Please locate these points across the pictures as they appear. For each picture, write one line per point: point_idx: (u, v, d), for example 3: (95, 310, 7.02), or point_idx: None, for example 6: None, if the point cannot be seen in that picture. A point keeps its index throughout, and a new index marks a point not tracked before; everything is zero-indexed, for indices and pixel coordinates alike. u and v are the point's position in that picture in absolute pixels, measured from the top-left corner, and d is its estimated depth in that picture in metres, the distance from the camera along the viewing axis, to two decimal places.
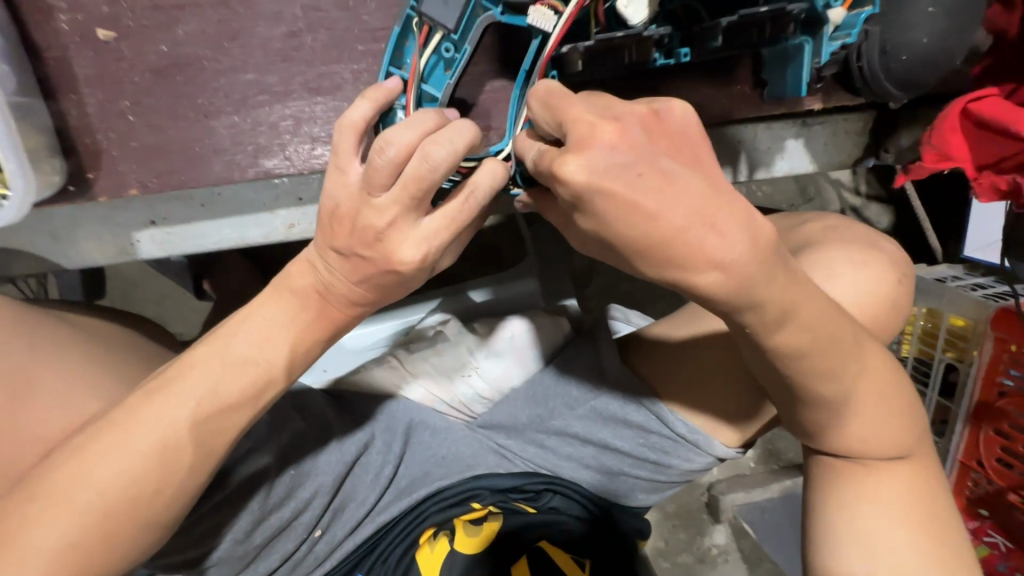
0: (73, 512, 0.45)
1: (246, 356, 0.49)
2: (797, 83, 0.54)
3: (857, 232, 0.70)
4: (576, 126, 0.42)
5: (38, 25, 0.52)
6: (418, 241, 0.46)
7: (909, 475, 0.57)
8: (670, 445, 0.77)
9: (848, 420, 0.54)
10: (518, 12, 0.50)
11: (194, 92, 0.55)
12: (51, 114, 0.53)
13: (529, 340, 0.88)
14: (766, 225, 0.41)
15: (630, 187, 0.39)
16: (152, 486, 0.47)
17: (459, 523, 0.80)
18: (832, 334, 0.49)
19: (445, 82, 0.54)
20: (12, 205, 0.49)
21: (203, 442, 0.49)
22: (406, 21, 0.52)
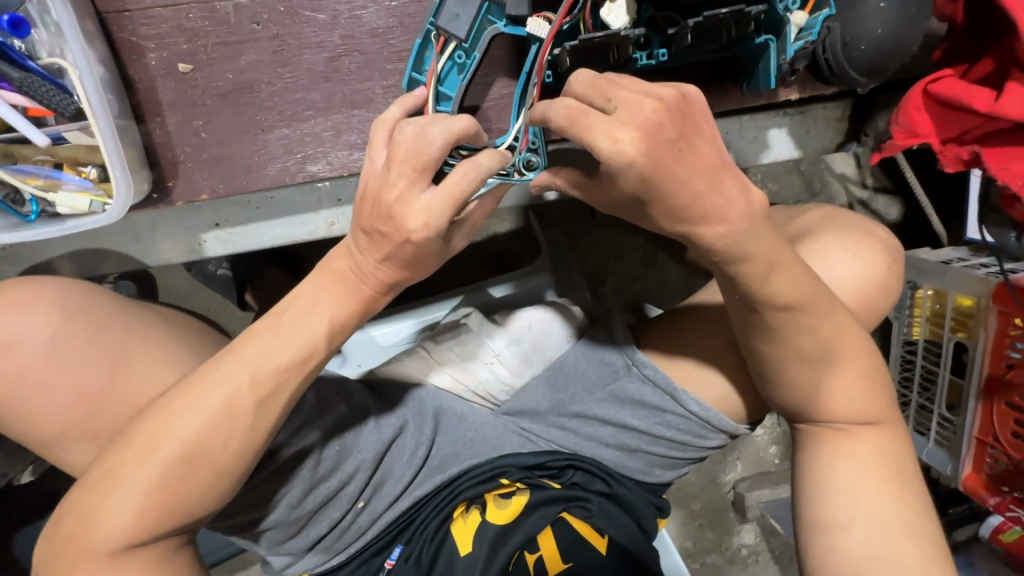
0: (157, 456, 0.54)
1: (298, 330, 0.57)
2: (768, 75, 0.62)
3: (850, 220, 0.76)
4: (625, 101, 0.45)
5: (130, 60, 0.62)
6: (427, 206, 0.52)
7: (879, 434, 0.70)
8: (685, 423, 0.84)
9: (823, 368, 0.66)
10: (518, 24, 0.61)
11: (253, 111, 0.65)
12: (141, 134, 0.64)
13: (546, 326, 0.96)
14: (756, 192, 0.51)
15: (672, 160, 0.45)
16: (222, 438, 0.55)
17: (489, 497, 0.85)
18: (811, 289, 0.60)
19: (458, 83, 0.63)
20: (115, 207, 0.60)
21: (263, 403, 0.56)
22: (425, 34, 0.62)
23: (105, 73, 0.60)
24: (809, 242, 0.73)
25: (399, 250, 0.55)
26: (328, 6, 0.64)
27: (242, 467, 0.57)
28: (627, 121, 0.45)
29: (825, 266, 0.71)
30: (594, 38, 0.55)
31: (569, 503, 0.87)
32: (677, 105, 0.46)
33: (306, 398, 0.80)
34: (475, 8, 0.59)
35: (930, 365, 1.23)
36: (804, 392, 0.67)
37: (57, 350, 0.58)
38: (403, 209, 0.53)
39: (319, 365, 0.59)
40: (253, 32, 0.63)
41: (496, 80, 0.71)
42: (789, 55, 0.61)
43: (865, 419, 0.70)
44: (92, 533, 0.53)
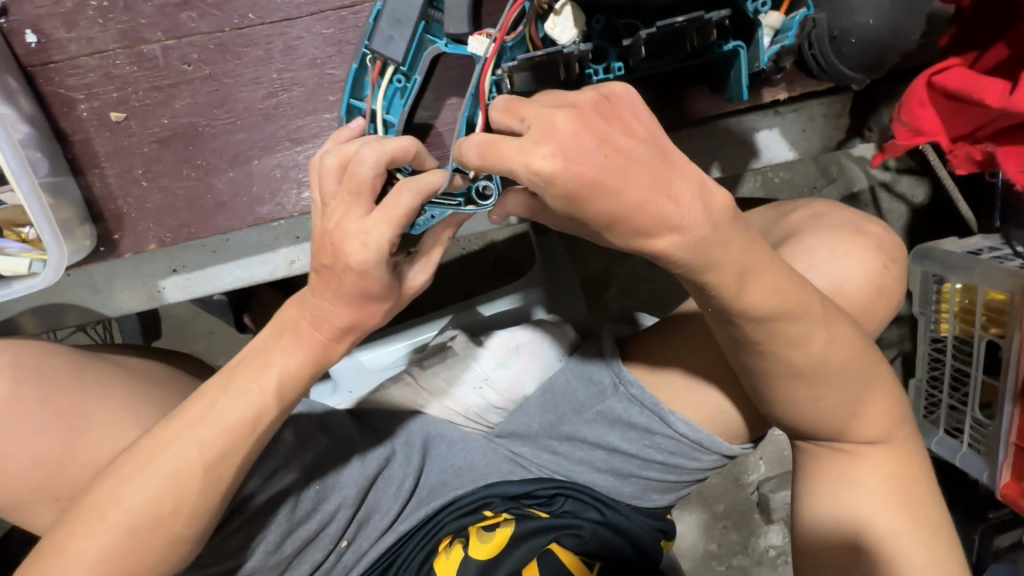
0: (109, 526, 0.55)
1: (245, 390, 0.57)
2: (739, 86, 0.57)
3: (845, 218, 0.68)
4: (536, 120, 0.42)
5: (63, 114, 0.62)
6: (361, 234, 0.49)
7: (889, 453, 0.63)
8: (677, 446, 0.78)
9: (824, 387, 0.59)
10: (461, 43, 0.58)
11: (194, 154, 0.65)
12: (80, 188, 0.64)
13: (534, 347, 0.92)
14: (720, 192, 0.44)
15: (598, 172, 0.40)
16: (171, 503, 0.56)
17: (473, 530, 0.83)
18: (793, 292, 0.52)
19: (402, 108, 0.60)
20: (50, 269, 0.59)
21: (210, 467, 0.57)
22: (360, 59, 0.59)
23: (29, 131, 0.59)
24: (791, 245, 0.66)
25: (346, 284, 0.52)
26: (260, 41, 0.63)
27: (195, 530, 0.58)
28: (539, 140, 0.41)
29: (812, 268, 0.63)
30: (535, 57, 0.52)
31: (559, 532, 0.82)
32: (594, 109, 0.42)
33: (284, 435, 0.79)
34: (410, 29, 0.57)
35: (961, 363, 1.13)
36: (800, 409, 0.60)
37: (14, 419, 0.60)
38: (342, 234, 0.50)
39: (269, 427, 0.58)
40: (184, 74, 0.63)
41: (449, 100, 0.67)
42: (763, 63, 0.56)
43: (869, 438, 0.62)
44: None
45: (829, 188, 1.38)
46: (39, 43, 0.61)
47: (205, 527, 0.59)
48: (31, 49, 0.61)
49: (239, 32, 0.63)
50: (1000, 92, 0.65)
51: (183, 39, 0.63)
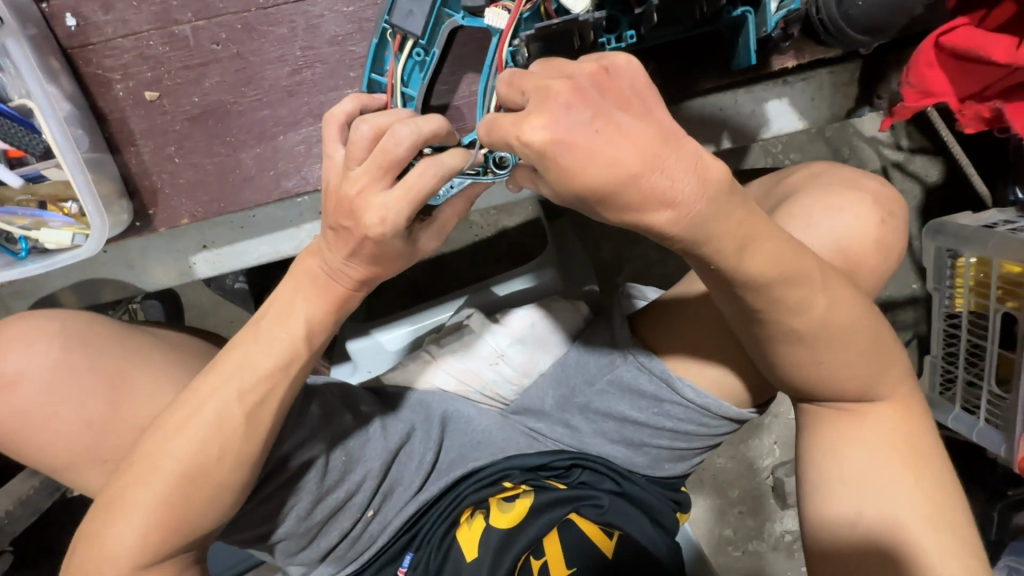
0: (159, 477, 0.59)
1: (274, 339, 0.60)
2: (747, 50, 0.60)
3: (840, 175, 0.69)
4: (536, 93, 0.44)
5: (102, 95, 0.66)
6: (383, 209, 0.53)
7: (893, 412, 0.64)
8: (686, 412, 0.79)
9: (829, 355, 0.59)
10: (477, 15, 0.60)
11: (223, 131, 0.68)
12: (118, 164, 0.67)
13: (548, 325, 0.94)
14: (715, 163, 0.44)
15: (588, 141, 0.41)
16: (217, 450, 0.60)
17: (493, 500, 0.85)
18: (794, 261, 0.52)
19: (419, 81, 0.63)
20: (93, 238, 0.62)
21: (251, 415, 0.61)
22: (381, 34, 0.62)
23: (71, 110, 0.62)
24: (787, 207, 0.66)
25: (360, 246, 0.56)
26: (285, 20, 0.66)
27: (240, 479, 0.62)
28: (536, 111, 0.43)
29: (810, 227, 0.64)
30: (551, 26, 0.54)
31: (578, 504, 0.85)
32: (591, 81, 0.44)
33: (311, 410, 0.80)
34: (429, 3, 0.59)
35: (976, 339, 1.13)
36: (805, 375, 0.61)
37: (61, 382, 0.63)
38: (363, 207, 0.53)
39: (301, 369, 0.62)
40: (213, 53, 0.66)
41: (465, 76, 0.69)
42: (769, 27, 0.60)
43: (874, 396, 0.63)
44: (111, 554, 0.58)
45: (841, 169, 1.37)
46: (77, 26, 0.64)
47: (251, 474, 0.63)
48: (70, 32, 0.64)
49: (264, 12, 0.65)
50: (1009, 49, 0.67)
51: (213, 19, 0.65)
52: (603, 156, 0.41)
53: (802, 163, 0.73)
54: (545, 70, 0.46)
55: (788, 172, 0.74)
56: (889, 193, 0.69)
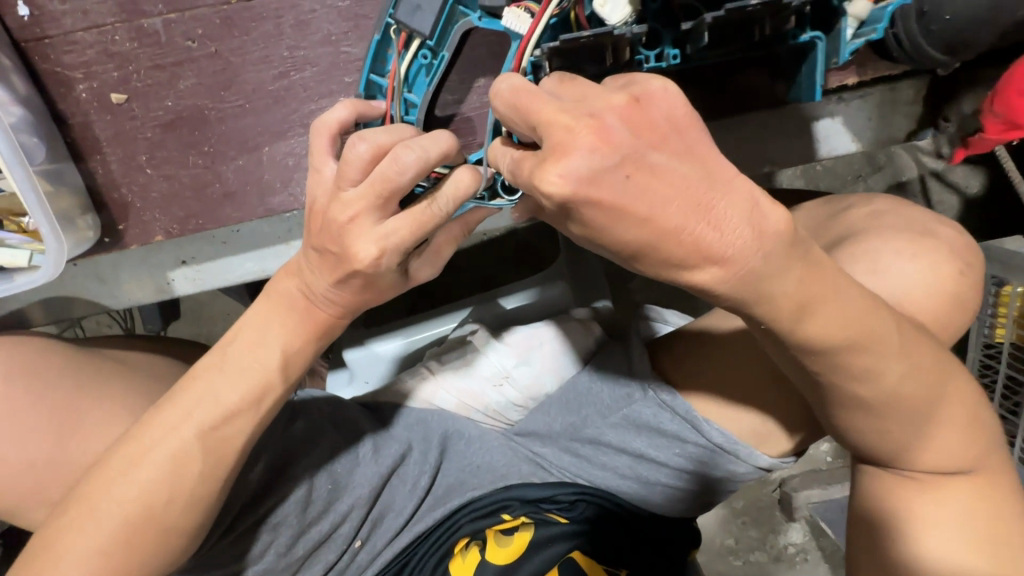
0: (104, 520, 0.55)
1: (245, 367, 0.57)
2: (813, 84, 0.53)
3: (907, 217, 0.63)
4: (550, 131, 0.37)
5: (62, 97, 0.59)
6: (376, 240, 0.47)
7: (968, 484, 0.58)
8: (709, 456, 0.73)
9: (888, 419, 0.53)
10: (495, 16, 0.51)
11: (201, 139, 0.61)
12: (82, 174, 0.61)
13: (557, 346, 0.88)
14: (771, 215, 0.38)
15: (615, 193, 0.35)
16: (165, 495, 0.56)
17: (490, 534, 0.80)
18: (863, 322, 0.47)
19: (425, 86, 0.56)
20: (51, 262, 0.56)
21: (210, 453, 0.58)
22: (384, 29, 0.53)
23: (24, 115, 0.55)
24: (851, 246, 0.60)
25: (348, 276, 0.50)
26: (269, 15, 0.59)
27: (194, 521, 0.59)
28: (552, 153, 0.36)
29: (875, 272, 0.58)
30: (580, 38, 0.47)
31: (580, 539, 0.80)
32: (622, 116, 0.36)
33: (295, 427, 0.80)
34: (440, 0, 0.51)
35: (1016, 371, 1.05)
36: (856, 436, 0.56)
37: (6, 416, 0.61)
38: (354, 236, 0.48)
39: (275, 402, 0.60)
40: (188, 51, 0.59)
41: (476, 83, 0.63)
42: (842, 57, 0.53)
43: (937, 468, 0.57)
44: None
45: (874, 178, 1.28)
46: (31, 15, 0.57)
47: (206, 515, 0.60)
48: (24, 23, 0.57)
49: (246, 6, 0.58)
50: None
51: (188, 13, 0.58)
52: (628, 210, 0.35)
53: (868, 200, 0.66)
54: (562, 102, 0.37)
55: (848, 204, 0.66)
56: (964, 240, 0.63)
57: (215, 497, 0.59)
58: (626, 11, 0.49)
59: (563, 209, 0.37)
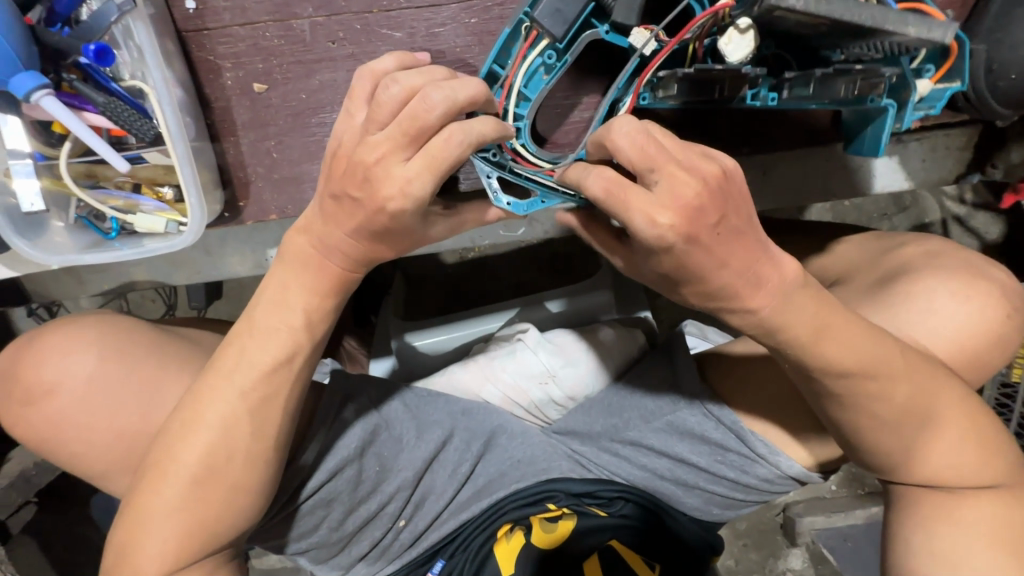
0: (179, 485, 0.58)
1: (279, 331, 0.58)
2: (875, 143, 0.60)
3: (960, 257, 0.69)
4: (668, 179, 0.43)
5: (208, 80, 0.61)
6: (401, 175, 0.48)
7: (996, 502, 0.61)
8: (751, 465, 0.78)
9: (934, 440, 0.60)
10: (621, 32, 0.58)
11: (323, 131, 0.64)
12: (215, 154, 0.63)
13: (602, 352, 0.93)
14: (797, 266, 0.49)
15: (709, 242, 0.44)
16: (226, 451, 0.59)
17: (535, 520, 0.84)
18: (872, 353, 0.54)
19: (541, 85, 0.59)
20: (191, 232, 0.57)
21: (255, 412, 0.59)
22: (515, 26, 0.57)
23: (183, 96, 0.58)
24: (908, 284, 0.67)
25: (369, 220, 0.50)
26: (405, 24, 0.61)
27: (255, 482, 0.60)
28: (667, 202, 0.43)
29: (926, 309, 0.65)
30: (712, 70, 0.54)
31: (617, 530, 0.85)
32: (719, 184, 0.44)
33: (347, 411, 0.80)
34: (575, 14, 0.55)
35: None
36: (898, 460, 0.60)
37: (97, 388, 0.64)
38: (383, 174, 0.48)
39: (305, 362, 0.60)
40: (329, 52, 0.61)
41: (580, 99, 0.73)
42: (905, 126, 0.58)
43: (978, 482, 0.61)
44: (139, 560, 0.58)
45: (900, 217, 1.31)
46: (196, 8, 0.59)
47: (267, 477, 0.62)
48: (188, 14, 0.59)
49: (387, 15, 0.61)
50: None
51: (332, 16, 0.61)
52: (715, 253, 0.45)
53: (922, 239, 0.73)
54: (673, 155, 0.44)
55: (901, 241, 0.74)
56: (1011, 281, 0.69)
57: (268, 471, 0.61)
58: (747, 50, 0.55)
59: (665, 249, 0.44)
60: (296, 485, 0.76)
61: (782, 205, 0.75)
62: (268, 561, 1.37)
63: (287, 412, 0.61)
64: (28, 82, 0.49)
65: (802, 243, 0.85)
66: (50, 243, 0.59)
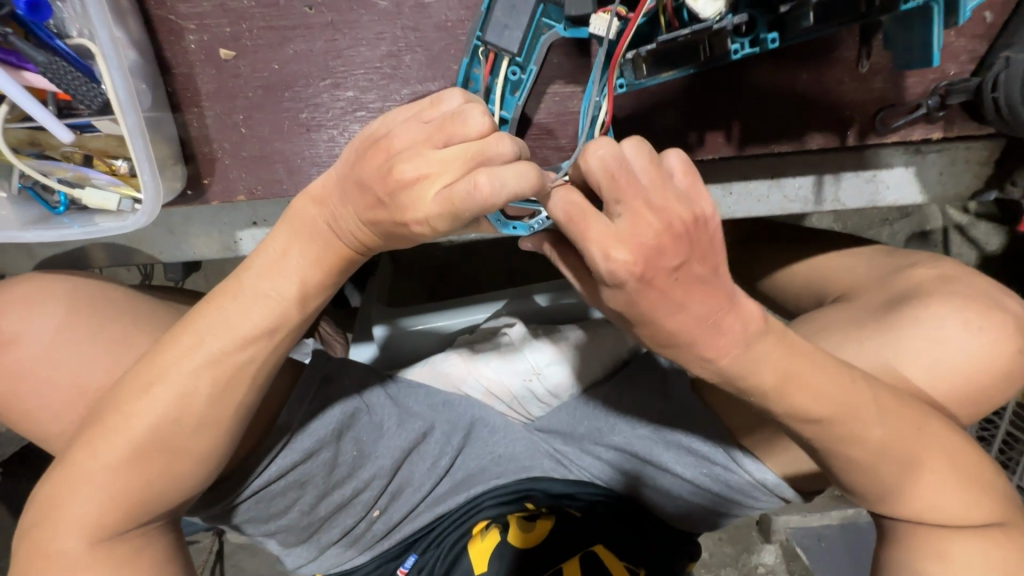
0: (108, 483, 0.53)
1: (255, 293, 0.52)
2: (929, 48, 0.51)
3: (975, 285, 0.67)
4: (631, 216, 0.41)
5: (169, 43, 0.55)
6: (427, 208, 0.43)
7: (981, 536, 0.60)
8: (739, 482, 0.76)
9: (922, 469, 0.58)
10: (580, 24, 0.53)
11: (298, 108, 0.58)
12: (176, 125, 0.57)
13: (591, 350, 0.88)
14: (751, 307, 0.47)
15: (665, 284, 0.43)
16: (171, 427, 0.53)
17: (513, 518, 0.82)
18: (841, 396, 0.53)
19: (515, 103, 0.55)
20: (144, 211, 0.51)
21: (213, 381, 0.53)
22: (472, 50, 0.53)
23: (137, 59, 0.52)
24: (917, 310, 0.64)
25: (394, 227, 0.46)
26: None
27: (200, 448, 0.55)
28: (623, 236, 0.41)
29: (932, 339, 0.63)
30: (678, 38, 0.50)
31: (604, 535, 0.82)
32: (685, 233, 0.42)
33: (324, 393, 0.74)
34: (528, 17, 0.51)
35: (1017, 429, 1.06)
36: (881, 490, 0.59)
37: (60, 349, 0.55)
38: (410, 198, 0.43)
39: (284, 334, 0.54)
40: (305, 18, 0.55)
41: (551, 87, 0.62)
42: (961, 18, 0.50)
43: (964, 511, 0.59)
44: (59, 524, 0.53)
45: (900, 223, 1.27)
46: None
47: (224, 445, 0.56)
48: None
49: None
50: None
51: None
52: (669, 293, 0.43)
53: (935, 261, 0.71)
54: (637, 191, 0.42)
55: (914, 262, 0.72)
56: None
57: (226, 447, 0.57)
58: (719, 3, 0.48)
59: (618, 285, 0.42)
60: (262, 468, 0.70)
61: (794, 209, 0.69)
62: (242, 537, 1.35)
63: (242, 406, 0.55)
64: None
65: (801, 256, 0.81)
66: None
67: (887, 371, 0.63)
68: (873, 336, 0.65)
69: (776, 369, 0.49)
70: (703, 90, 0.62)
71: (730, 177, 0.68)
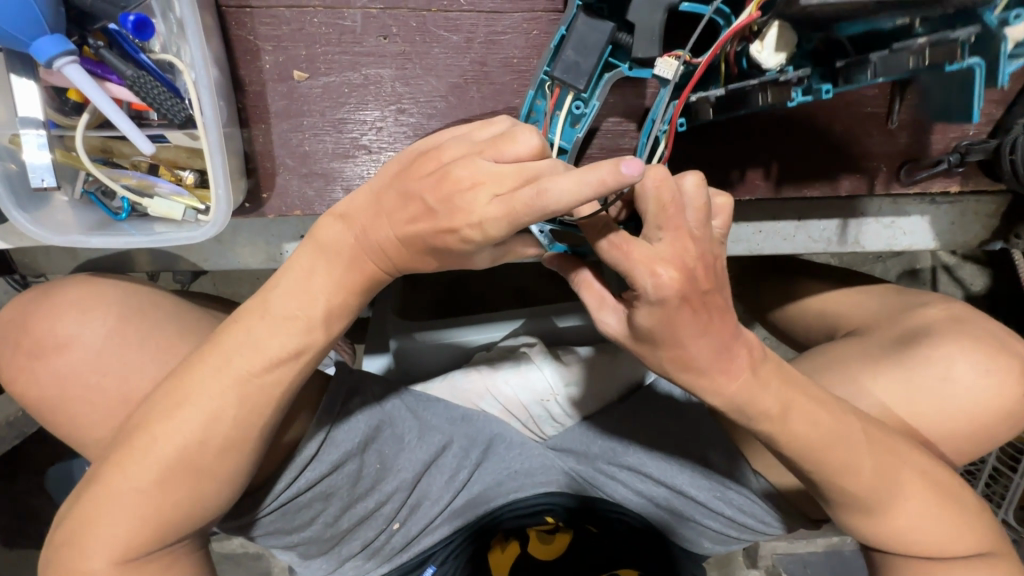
0: (150, 491, 0.53)
1: (307, 305, 0.52)
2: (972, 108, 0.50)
3: (981, 326, 0.71)
4: (672, 239, 0.43)
5: (245, 61, 0.57)
6: (481, 211, 0.43)
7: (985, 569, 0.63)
8: (750, 504, 0.79)
9: (928, 503, 0.61)
10: (645, 66, 0.55)
11: (361, 129, 0.60)
12: (243, 140, 0.59)
13: (608, 372, 0.89)
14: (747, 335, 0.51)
15: (696, 316, 0.46)
16: (223, 436, 0.53)
17: (532, 531, 0.87)
18: (833, 427, 0.56)
19: (573, 136, 0.58)
20: (214, 223, 0.53)
21: (258, 392, 0.53)
22: (538, 84, 0.56)
23: (218, 76, 0.54)
24: (929, 349, 0.68)
25: (433, 236, 0.46)
26: (464, 27, 0.58)
27: (239, 457, 0.54)
28: (668, 256, 0.43)
29: (943, 378, 0.67)
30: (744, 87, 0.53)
31: (623, 556, 0.85)
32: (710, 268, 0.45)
33: (353, 407, 0.74)
34: (597, 54, 0.53)
35: (1002, 465, 1.11)
36: (879, 528, 0.61)
37: (111, 353, 0.55)
38: (464, 202, 0.43)
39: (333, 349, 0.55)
40: (379, 47, 0.58)
41: (601, 122, 0.64)
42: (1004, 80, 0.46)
43: (969, 542, 0.62)
44: (101, 548, 0.53)
45: (893, 262, 1.34)
46: None
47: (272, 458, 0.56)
48: None
49: (445, 15, 0.58)
50: None
51: (387, 10, 0.57)
52: (698, 326, 0.47)
53: (944, 301, 0.74)
54: (679, 222, 0.43)
55: (924, 301, 0.76)
56: None
57: None
58: (781, 56, 0.52)
59: (661, 299, 0.44)
60: (289, 481, 0.70)
61: (816, 249, 0.73)
62: (230, 546, 1.32)
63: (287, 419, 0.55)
64: (52, 47, 0.47)
65: (815, 291, 0.85)
66: (55, 221, 0.56)
67: (900, 406, 0.67)
68: (887, 371, 0.68)
69: (778, 396, 0.53)
70: (741, 134, 0.66)
71: (761, 217, 0.72)
